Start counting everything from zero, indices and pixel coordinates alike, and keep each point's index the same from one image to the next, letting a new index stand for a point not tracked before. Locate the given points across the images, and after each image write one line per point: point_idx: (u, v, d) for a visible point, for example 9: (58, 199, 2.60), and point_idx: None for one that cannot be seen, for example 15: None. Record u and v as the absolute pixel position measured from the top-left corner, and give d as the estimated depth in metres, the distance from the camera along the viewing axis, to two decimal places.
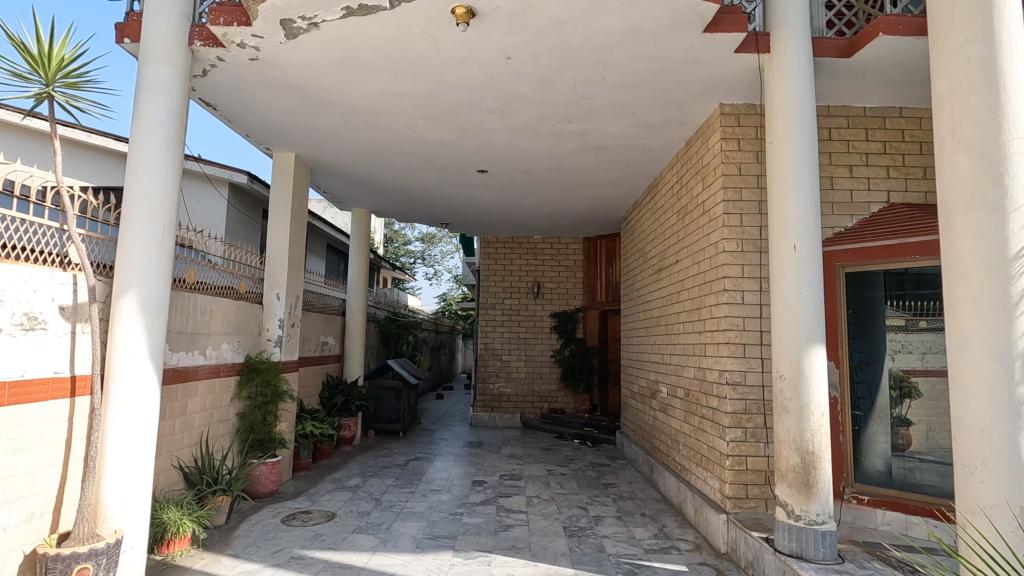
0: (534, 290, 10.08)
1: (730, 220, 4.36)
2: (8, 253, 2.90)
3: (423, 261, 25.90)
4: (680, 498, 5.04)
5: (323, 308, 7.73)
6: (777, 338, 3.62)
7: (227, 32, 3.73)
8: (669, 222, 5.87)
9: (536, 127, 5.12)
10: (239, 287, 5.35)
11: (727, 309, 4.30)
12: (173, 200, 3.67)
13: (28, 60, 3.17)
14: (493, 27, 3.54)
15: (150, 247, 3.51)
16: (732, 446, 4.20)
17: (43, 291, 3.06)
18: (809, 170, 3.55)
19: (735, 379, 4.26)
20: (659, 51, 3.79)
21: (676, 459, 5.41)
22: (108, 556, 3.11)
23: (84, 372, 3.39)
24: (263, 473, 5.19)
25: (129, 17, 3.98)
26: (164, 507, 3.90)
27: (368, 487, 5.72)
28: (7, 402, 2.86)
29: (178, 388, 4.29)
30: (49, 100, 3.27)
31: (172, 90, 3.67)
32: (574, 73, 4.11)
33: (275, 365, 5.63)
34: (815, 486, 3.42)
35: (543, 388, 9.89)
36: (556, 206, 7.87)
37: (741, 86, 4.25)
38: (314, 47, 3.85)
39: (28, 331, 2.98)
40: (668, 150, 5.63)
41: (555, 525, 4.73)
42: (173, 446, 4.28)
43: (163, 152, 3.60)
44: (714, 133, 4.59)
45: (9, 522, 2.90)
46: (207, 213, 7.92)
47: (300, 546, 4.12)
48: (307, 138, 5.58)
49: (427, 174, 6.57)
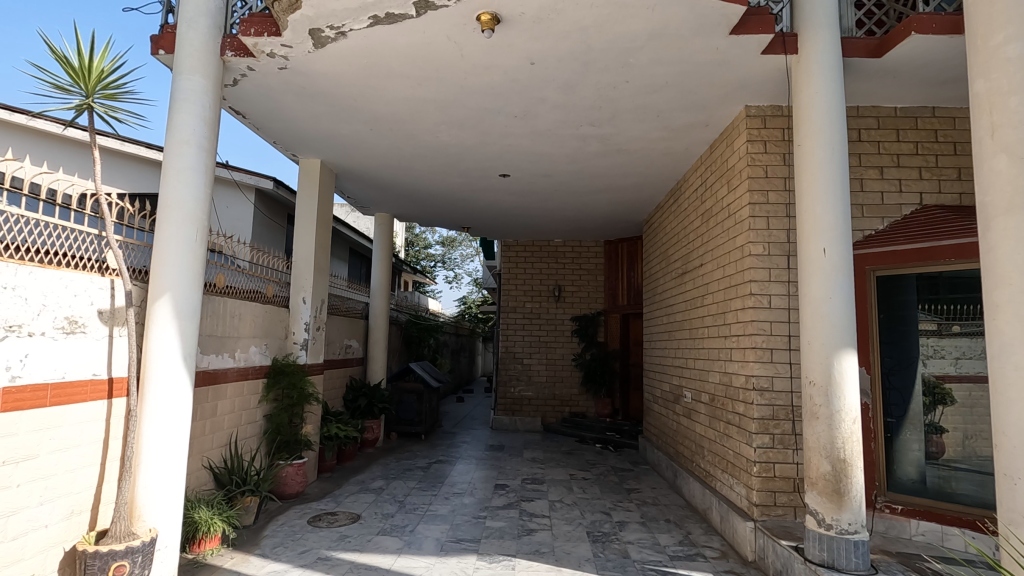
0: (555, 294, 10.06)
1: (757, 223, 4.31)
2: (51, 259, 3.00)
3: (443, 265, 26.21)
4: (705, 505, 4.97)
5: (347, 311, 7.83)
6: (805, 343, 3.57)
7: (257, 42, 3.81)
8: (693, 225, 5.82)
9: (558, 132, 5.13)
10: (266, 292, 5.45)
11: (754, 313, 4.25)
12: (205, 206, 3.75)
13: (69, 73, 3.29)
14: (517, 33, 3.57)
15: (185, 252, 3.61)
16: (759, 452, 4.13)
17: (83, 295, 3.16)
18: (839, 171, 3.49)
19: (762, 385, 4.19)
20: (683, 53, 3.77)
21: (700, 465, 5.35)
22: (143, 554, 3.18)
23: (121, 374, 3.49)
24: (290, 474, 5.28)
25: (164, 30, 4.10)
26: (195, 507, 4.00)
27: (391, 490, 5.76)
28: (49, 402, 2.97)
29: (208, 390, 4.38)
30: (89, 111, 3.39)
31: (204, 99, 3.77)
32: (597, 77, 4.10)
33: (301, 367, 5.71)
34: (846, 494, 3.35)
35: (564, 392, 9.86)
36: (577, 209, 7.86)
37: (767, 87, 4.20)
38: (341, 55, 3.92)
39: (69, 334, 3.09)
40: (692, 152, 5.57)
41: (578, 530, 4.70)
42: (203, 447, 4.37)
43: (197, 160, 3.69)
44: (740, 135, 4.55)
45: (50, 519, 3.00)
46: (234, 218, 8.09)
47: (326, 547, 4.18)
48: (332, 144, 5.68)
49: (449, 178, 6.62)
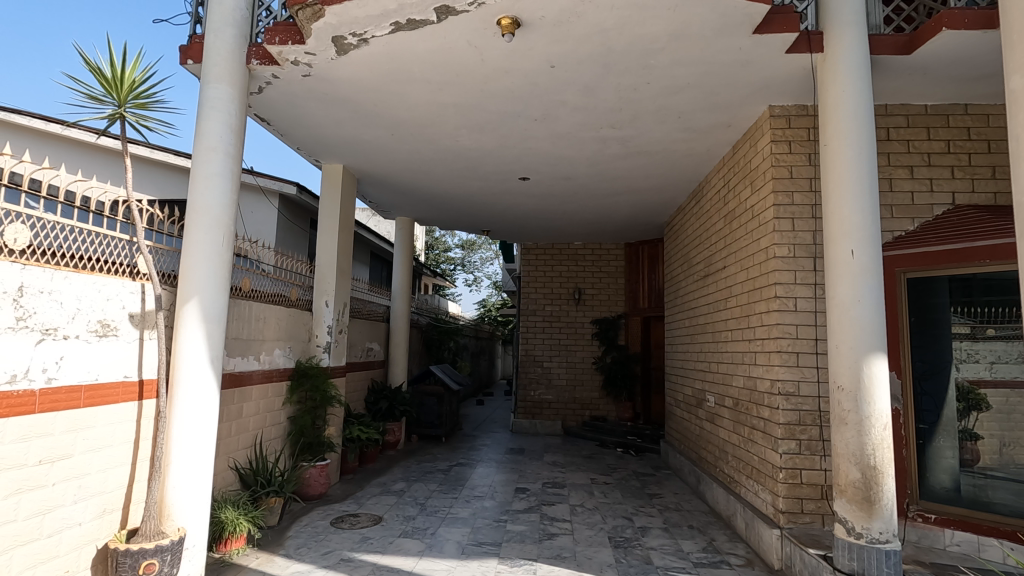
0: (575, 297, 10.03)
1: (782, 224, 4.23)
2: (85, 264, 3.09)
3: (463, 268, 26.30)
4: (730, 511, 4.89)
5: (369, 314, 7.91)
6: (833, 348, 3.49)
7: (282, 50, 3.87)
8: (715, 227, 5.74)
9: (578, 134, 5.12)
10: (290, 295, 5.54)
11: (779, 316, 4.17)
12: (232, 211, 3.83)
13: (102, 83, 3.38)
14: (537, 36, 3.57)
15: (212, 257, 3.68)
16: (785, 458, 4.05)
17: (115, 299, 3.25)
18: (867, 172, 3.42)
19: (788, 389, 4.11)
20: (705, 54, 3.72)
21: (724, 470, 5.27)
22: (172, 552, 3.25)
23: (151, 376, 3.58)
24: (314, 476, 5.39)
25: (192, 40, 4.20)
26: (222, 507, 4.07)
27: (412, 492, 5.80)
28: (83, 404, 3.05)
29: (234, 392, 4.46)
30: (121, 120, 3.48)
31: (231, 107, 3.85)
32: (618, 79, 4.09)
33: (324, 370, 5.78)
34: (877, 502, 3.27)
35: (584, 395, 9.81)
36: (598, 212, 7.83)
37: (792, 87, 4.13)
38: (364, 61, 3.97)
39: (102, 337, 3.17)
40: (714, 154, 5.50)
41: (600, 535, 4.67)
42: (229, 448, 4.45)
43: (224, 167, 3.77)
44: (764, 136, 4.48)
45: (84, 517, 3.08)
46: (259, 223, 8.23)
47: (349, 548, 4.22)
48: (354, 149, 5.75)
49: (469, 182, 6.64)
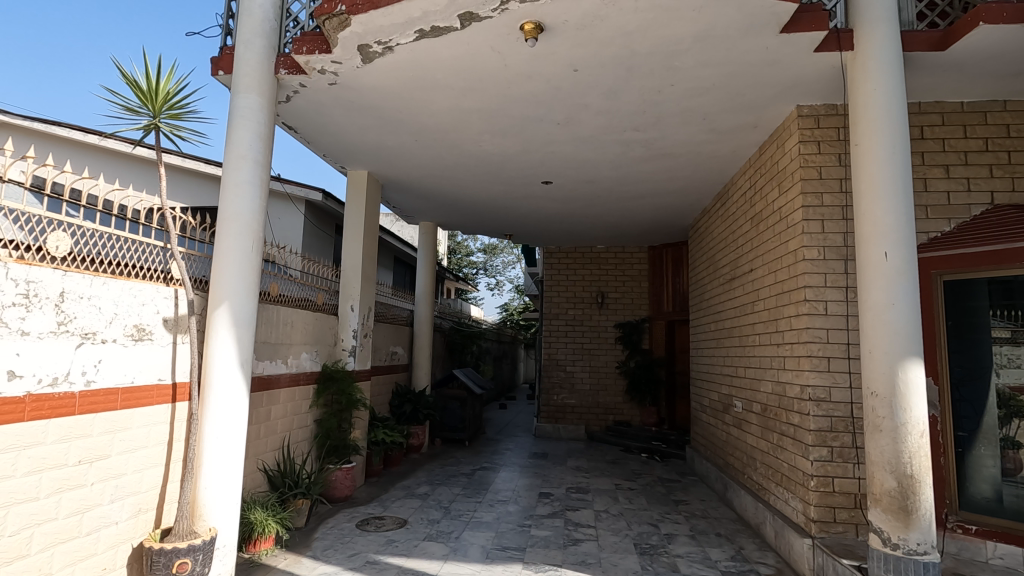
0: (598, 301, 9.97)
1: (811, 226, 4.14)
2: (122, 271, 3.19)
3: (485, 272, 26.37)
4: (758, 520, 4.79)
5: (393, 318, 7.98)
6: (866, 352, 3.40)
7: (309, 59, 3.95)
8: (742, 229, 5.65)
9: (601, 137, 5.09)
10: (316, 300, 5.63)
11: (809, 320, 4.07)
12: (261, 218, 3.91)
13: (138, 95, 3.50)
14: (561, 40, 3.57)
15: (242, 262, 3.76)
16: (816, 466, 3.95)
17: (150, 305, 3.35)
18: (901, 172, 3.33)
19: (819, 395, 4.01)
20: (731, 54, 3.68)
21: (752, 477, 5.17)
22: (204, 552, 3.31)
23: (184, 379, 3.67)
24: (339, 478, 5.46)
25: (222, 52, 4.32)
26: (251, 508, 4.14)
27: (436, 496, 5.82)
28: (119, 405, 3.14)
29: (263, 395, 4.55)
30: (156, 131, 3.59)
31: (260, 116, 3.93)
32: (641, 81, 4.06)
33: (350, 373, 5.84)
34: (914, 512, 3.17)
35: (608, 400, 9.73)
36: (620, 215, 7.78)
37: (821, 86, 4.05)
38: (388, 69, 4.03)
39: (137, 341, 3.27)
40: (740, 155, 5.43)
41: (625, 541, 4.62)
42: (258, 450, 4.53)
43: (253, 174, 3.85)
44: (792, 136, 4.40)
45: (120, 516, 3.17)
46: (286, 228, 8.38)
47: (374, 551, 4.25)
48: (379, 156, 5.83)
49: (492, 186, 6.67)
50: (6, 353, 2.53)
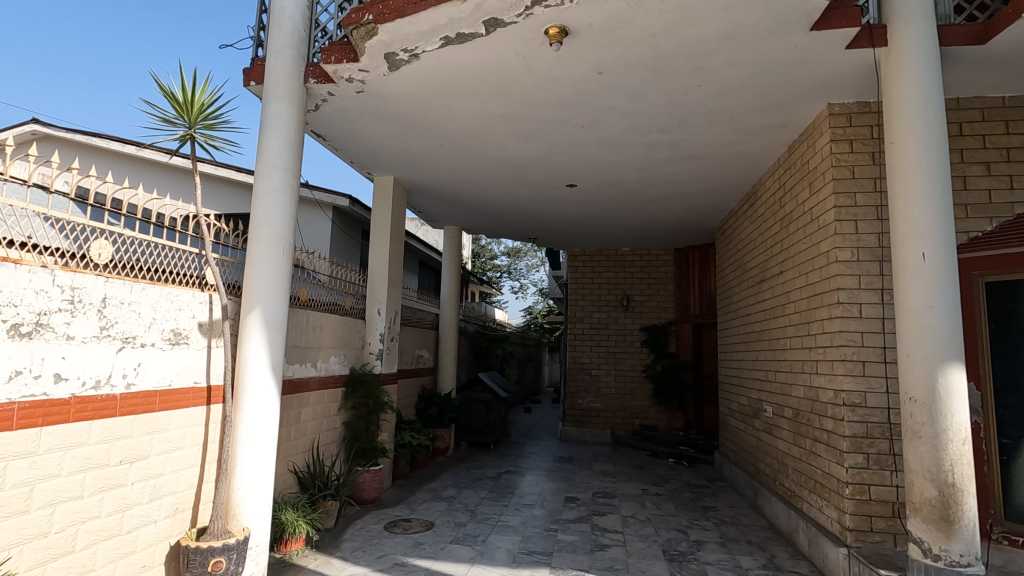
0: (623, 303, 9.90)
1: (843, 227, 4.04)
2: (160, 277, 3.30)
3: (509, 276, 26.42)
4: (791, 527, 4.68)
5: (418, 322, 8.06)
6: (903, 356, 3.30)
7: (338, 68, 4.03)
8: (771, 230, 5.55)
9: (626, 139, 5.06)
10: (344, 304, 5.71)
11: (842, 323, 3.98)
12: (291, 224, 3.99)
13: (175, 106, 3.61)
14: (586, 44, 3.57)
15: (273, 267, 3.85)
16: (851, 473, 3.85)
17: (186, 310, 3.46)
18: (938, 170, 3.23)
19: (853, 400, 3.91)
20: (759, 53, 3.62)
21: (784, 484, 5.06)
22: (238, 551, 3.38)
23: (218, 381, 3.77)
24: (367, 480, 5.52)
25: (254, 62, 4.43)
26: (282, 508, 4.22)
27: (462, 499, 5.84)
28: (158, 407, 3.25)
29: (293, 398, 4.64)
30: (191, 141, 3.70)
31: (290, 125, 4.02)
32: (667, 83, 4.03)
33: (377, 376, 5.91)
34: (956, 523, 3.06)
35: (634, 404, 9.63)
36: (645, 217, 7.71)
37: (853, 83, 3.95)
38: (414, 76, 4.08)
39: (175, 344, 3.38)
40: (769, 155, 5.33)
41: (653, 548, 4.57)
42: (289, 451, 4.61)
43: (284, 181, 3.94)
44: (822, 135, 4.30)
45: (158, 515, 3.27)
46: (314, 234, 8.54)
47: (402, 553, 4.29)
48: (405, 161, 5.90)
49: (515, 190, 6.69)
50: (52, 357, 2.63)
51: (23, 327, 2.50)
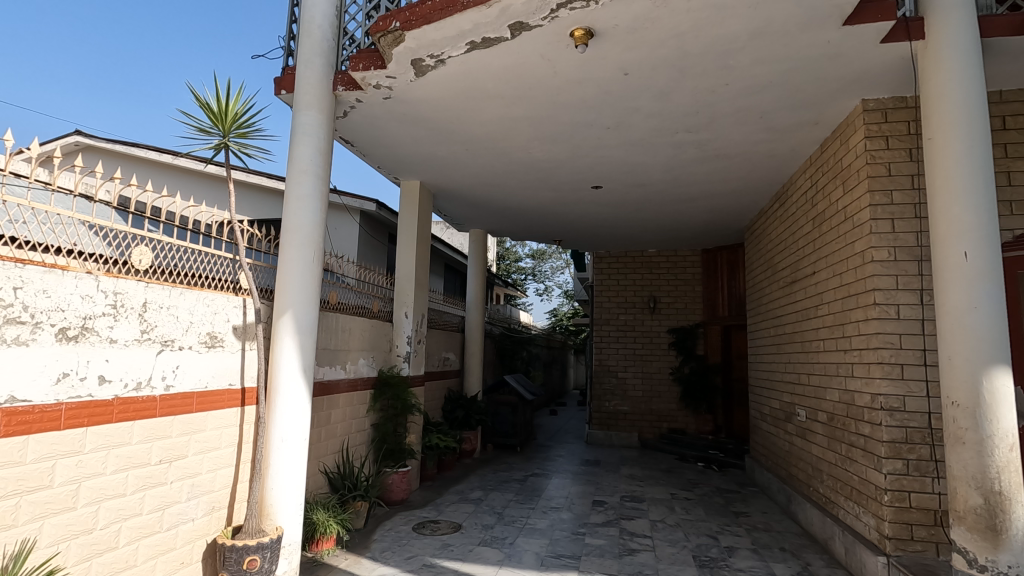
0: (650, 305, 9.80)
1: (879, 226, 3.93)
2: (196, 282, 3.40)
3: (534, 278, 26.37)
4: (826, 535, 4.57)
5: (444, 324, 8.11)
6: (945, 359, 3.19)
7: (366, 75, 4.09)
8: (803, 230, 5.42)
9: (653, 140, 5.01)
10: (371, 307, 5.79)
11: (879, 325, 3.87)
12: (321, 229, 4.06)
13: (210, 116, 3.72)
14: (611, 45, 3.56)
15: (304, 272, 3.92)
16: (890, 479, 3.73)
17: (221, 314, 3.55)
18: (981, 166, 3.11)
19: (891, 405, 3.79)
20: (789, 50, 3.55)
21: (819, 490, 4.93)
22: (272, 550, 3.45)
23: (252, 383, 3.87)
24: (395, 482, 5.58)
25: (285, 72, 4.53)
26: (314, 508, 4.29)
27: (489, 501, 5.85)
28: (195, 408, 3.34)
29: (323, 400, 4.72)
30: (226, 149, 3.81)
31: (319, 131, 4.10)
32: (694, 82, 3.98)
33: (405, 379, 5.96)
34: (1003, 532, 2.95)
35: (661, 407, 9.51)
36: (672, 218, 7.62)
37: (888, 78, 3.84)
38: (440, 81, 4.13)
39: (211, 347, 3.47)
40: (800, 153, 5.22)
41: (683, 553, 4.50)
42: (320, 452, 4.69)
43: (314, 187, 4.01)
44: (857, 132, 4.19)
45: (196, 513, 3.36)
46: (342, 238, 8.68)
47: (430, 554, 4.32)
48: (430, 166, 5.96)
49: (541, 192, 6.68)
50: (96, 359, 2.74)
51: (70, 330, 2.61)
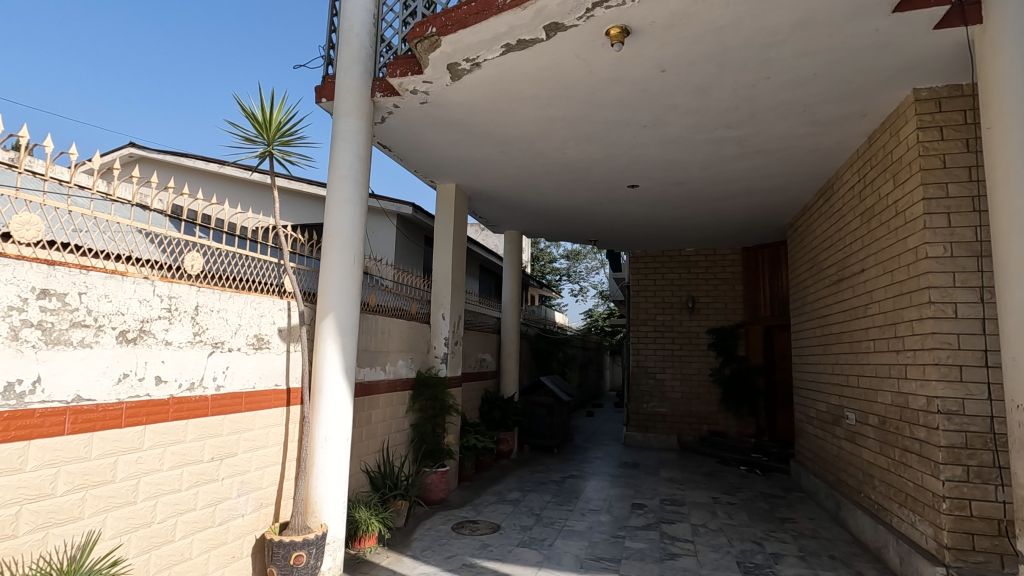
0: (688, 305, 9.62)
1: (934, 220, 3.75)
2: (244, 285, 3.53)
3: (569, 278, 26.24)
4: (879, 543, 4.39)
5: (480, 326, 8.17)
6: (1010, 360, 3.02)
7: (403, 81, 4.16)
8: (850, 226, 5.23)
9: (690, 137, 4.93)
10: (410, 309, 5.88)
11: (934, 324, 3.69)
12: (361, 233, 4.15)
13: (255, 126, 3.85)
14: (648, 42, 3.52)
15: (345, 275, 4.01)
16: (949, 486, 3.56)
17: (267, 317, 3.67)
18: None
19: (949, 408, 3.61)
20: (835, 40, 3.43)
21: (870, 496, 4.74)
22: (317, 546, 3.53)
23: (297, 384, 3.98)
24: (434, 481, 5.65)
25: (325, 80, 4.65)
26: (356, 507, 4.38)
27: (528, 502, 5.85)
28: (244, 407, 3.47)
29: (364, 400, 4.82)
30: (270, 157, 3.93)
31: (358, 137, 4.19)
32: (734, 77, 3.89)
33: (442, 380, 6.03)
34: None
35: (701, 409, 9.32)
36: (711, 216, 7.47)
37: (942, 66, 3.67)
38: (476, 85, 4.17)
39: (258, 349, 3.60)
40: (845, 147, 5.04)
41: (727, 559, 4.40)
42: (361, 452, 4.79)
43: (354, 192, 4.10)
44: (908, 123, 4.02)
45: (245, 509, 3.48)
46: (379, 241, 8.86)
47: (470, 554, 4.35)
48: (466, 169, 6.01)
49: (576, 192, 6.66)
50: (153, 360, 2.87)
51: (129, 333, 2.74)
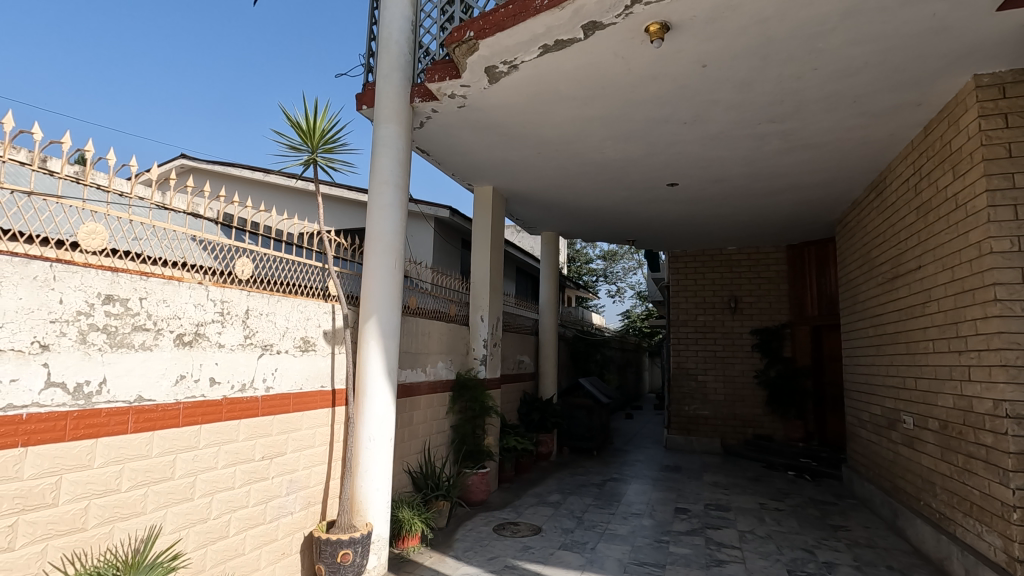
0: (730, 306, 9.38)
1: (999, 213, 3.55)
2: (292, 289, 3.63)
3: (605, 279, 25.96)
4: (941, 554, 4.17)
5: (518, 327, 8.18)
6: None
7: (441, 86, 4.21)
8: (905, 221, 5.00)
9: (732, 133, 4.81)
10: (449, 311, 5.94)
11: (1000, 324, 3.49)
12: (402, 237, 4.21)
13: (300, 134, 3.97)
14: (688, 37, 3.45)
15: (387, 278, 4.08)
16: (1019, 496, 3.35)
17: (313, 320, 3.77)
18: None
19: (1019, 412, 3.41)
20: (888, 27, 3.29)
21: (931, 504, 4.51)
22: (362, 544, 3.59)
23: (342, 385, 4.07)
24: (475, 482, 5.68)
25: (365, 88, 4.75)
26: (399, 506, 4.44)
27: (568, 505, 5.82)
28: (293, 407, 3.57)
29: (406, 402, 4.88)
30: (314, 164, 4.04)
31: (398, 143, 4.26)
32: (779, 69, 3.78)
33: (482, 382, 6.07)
34: None
35: (745, 411, 9.07)
36: (754, 213, 7.26)
37: (1006, 49, 3.46)
38: (513, 87, 4.18)
39: (304, 351, 3.70)
40: (898, 138, 4.83)
41: (777, 566, 4.26)
42: (404, 452, 4.86)
43: (394, 197, 4.17)
44: (968, 112, 3.82)
45: (294, 507, 3.57)
46: (417, 245, 8.99)
47: (512, 555, 4.35)
48: (503, 171, 6.03)
49: (613, 192, 6.59)
50: (208, 362, 2.99)
51: (186, 336, 2.86)
